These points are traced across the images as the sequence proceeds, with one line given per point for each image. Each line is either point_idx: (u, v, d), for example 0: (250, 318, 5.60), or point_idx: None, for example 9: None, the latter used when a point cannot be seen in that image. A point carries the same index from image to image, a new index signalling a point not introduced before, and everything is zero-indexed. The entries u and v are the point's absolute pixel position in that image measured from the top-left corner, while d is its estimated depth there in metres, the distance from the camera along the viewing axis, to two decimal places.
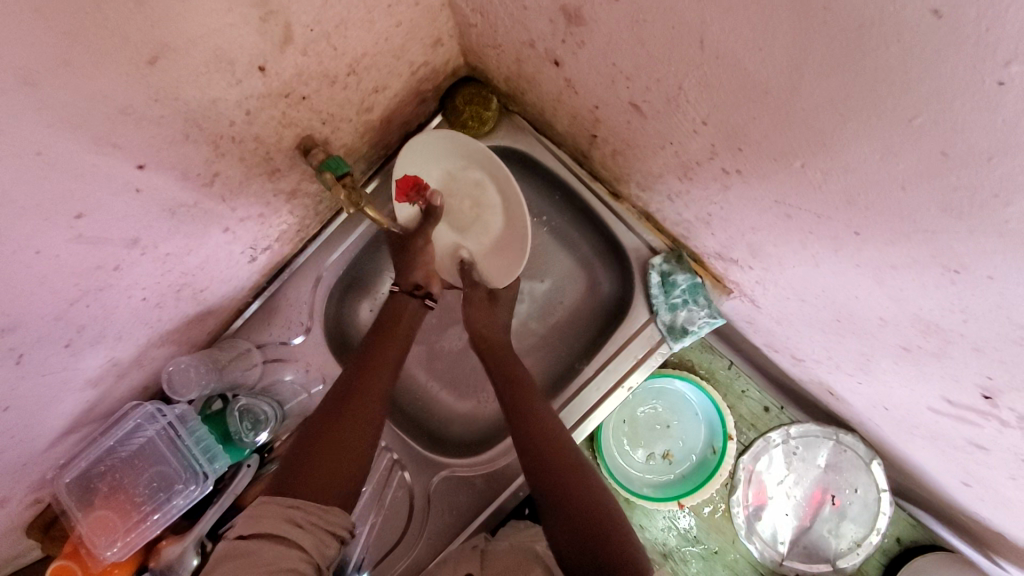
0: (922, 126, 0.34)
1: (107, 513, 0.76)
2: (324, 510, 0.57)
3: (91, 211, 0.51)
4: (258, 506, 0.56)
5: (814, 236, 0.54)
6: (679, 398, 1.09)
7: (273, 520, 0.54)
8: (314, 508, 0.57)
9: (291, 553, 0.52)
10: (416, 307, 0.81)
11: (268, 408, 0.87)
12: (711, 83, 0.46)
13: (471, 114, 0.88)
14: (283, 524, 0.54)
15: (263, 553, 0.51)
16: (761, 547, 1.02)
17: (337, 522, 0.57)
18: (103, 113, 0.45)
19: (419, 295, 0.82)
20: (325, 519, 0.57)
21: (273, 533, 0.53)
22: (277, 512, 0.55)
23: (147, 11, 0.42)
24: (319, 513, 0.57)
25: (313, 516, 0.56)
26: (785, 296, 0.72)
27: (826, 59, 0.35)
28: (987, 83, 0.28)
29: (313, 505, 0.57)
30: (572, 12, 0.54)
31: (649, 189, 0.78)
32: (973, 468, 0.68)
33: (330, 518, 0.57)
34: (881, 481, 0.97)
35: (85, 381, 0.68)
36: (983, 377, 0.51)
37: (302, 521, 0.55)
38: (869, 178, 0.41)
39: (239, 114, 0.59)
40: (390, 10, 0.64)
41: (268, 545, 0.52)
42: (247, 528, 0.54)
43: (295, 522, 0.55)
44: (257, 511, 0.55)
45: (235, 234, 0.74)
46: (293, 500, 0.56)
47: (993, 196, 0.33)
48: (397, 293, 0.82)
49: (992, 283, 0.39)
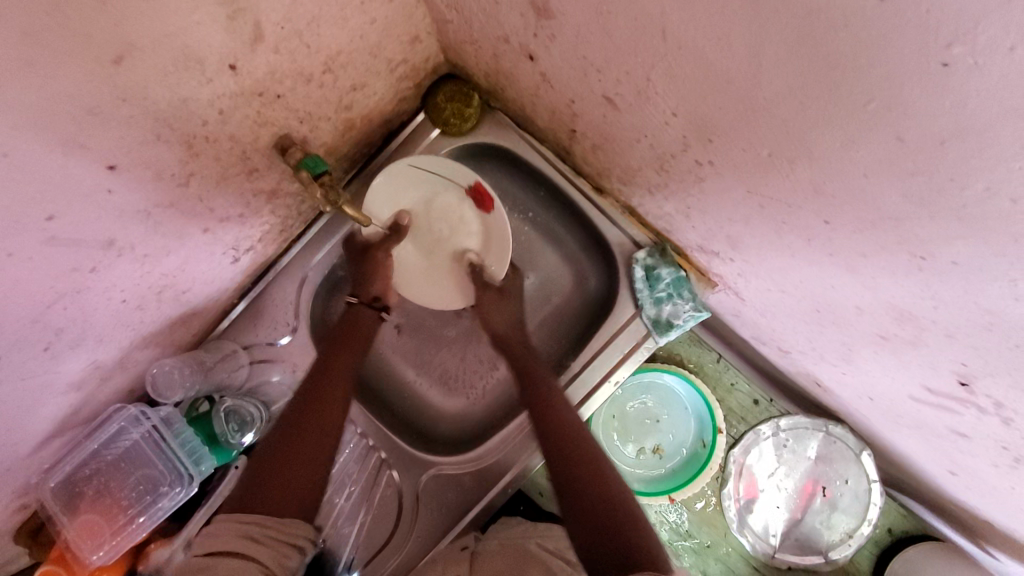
0: (877, 111, 0.34)
1: (92, 516, 0.76)
2: (283, 523, 0.56)
3: (63, 213, 0.51)
4: (215, 524, 0.54)
5: (787, 226, 0.54)
6: (668, 391, 1.09)
7: (227, 535, 0.53)
8: (271, 523, 0.56)
9: (247, 563, 0.50)
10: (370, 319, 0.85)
11: (254, 410, 0.87)
12: (677, 72, 0.47)
13: (453, 111, 0.88)
14: (236, 538, 0.53)
15: (219, 565, 0.49)
16: (753, 541, 1.02)
17: (297, 534, 0.56)
18: (70, 113, 0.45)
19: (375, 307, 0.86)
20: (284, 533, 0.56)
21: (229, 549, 0.51)
22: (232, 528, 0.54)
23: (110, 11, 0.42)
24: (277, 527, 0.56)
25: (268, 529, 0.55)
26: (767, 287, 0.72)
27: (782, 43, 0.35)
28: (932, 66, 0.29)
29: (269, 518, 0.56)
30: (541, 5, 0.54)
31: (629, 183, 0.77)
32: (957, 456, 0.68)
33: (287, 531, 0.56)
34: (871, 472, 0.97)
35: (68, 385, 0.68)
36: (958, 364, 0.51)
37: (259, 535, 0.54)
38: (833, 165, 0.41)
39: (212, 114, 0.59)
40: (363, 8, 0.64)
41: (225, 558, 0.50)
42: (204, 547, 0.52)
43: (251, 536, 0.54)
44: (213, 528, 0.54)
45: (215, 235, 0.74)
46: (250, 515, 0.55)
47: (950, 179, 0.34)
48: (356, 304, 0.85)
49: (957, 267, 0.39)
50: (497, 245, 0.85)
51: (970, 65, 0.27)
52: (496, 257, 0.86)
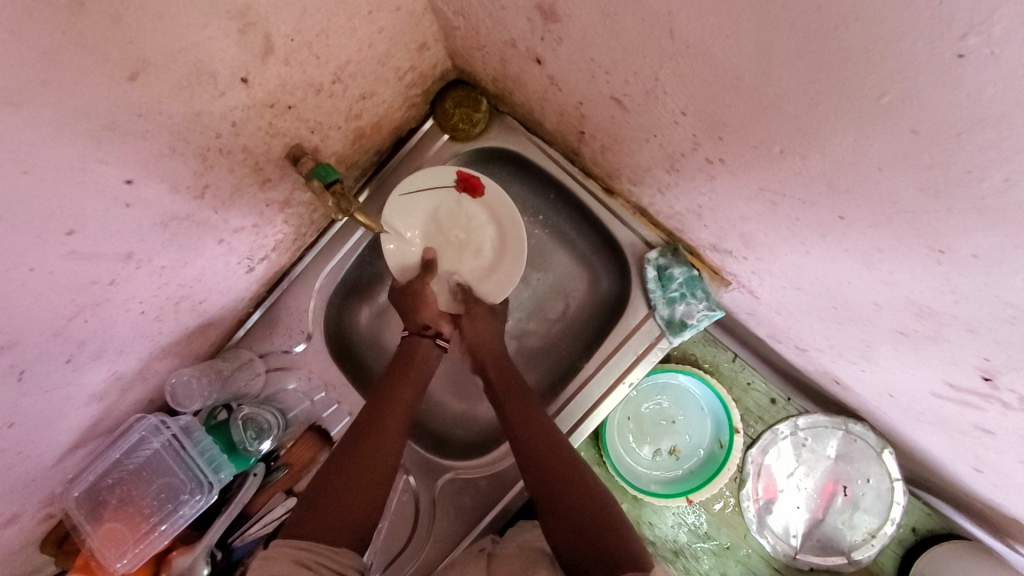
0: (890, 104, 0.34)
1: (116, 525, 0.77)
2: (334, 551, 0.59)
3: (82, 228, 0.52)
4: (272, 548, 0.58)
5: (801, 222, 0.53)
6: (684, 392, 1.08)
7: (285, 560, 0.56)
8: (323, 549, 0.59)
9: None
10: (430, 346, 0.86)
11: (271, 417, 0.87)
12: (686, 72, 0.47)
13: (461, 116, 0.89)
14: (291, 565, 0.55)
15: None
16: (774, 541, 1.00)
17: (347, 563, 0.59)
18: (88, 129, 0.46)
19: (431, 335, 0.87)
20: (337, 560, 0.58)
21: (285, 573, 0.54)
22: (287, 553, 0.57)
23: (124, 28, 0.43)
24: (329, 553, 0.59)
25: (320, 556, 0.58)
26: (782, 285, 0.71)
27: (792, 39, 0.35)
28: (946, 57, 0.29)
29: (321, 545, 0.59)
30: (547, 9, 0.54)
31: (640, 183, 0.77)
32: (982, 453, 0.67)
33: (341, 559, 0.59)
34: (893, 470, 0.96)
35: (89, 396, 0.69)
36: (981, 358, 0.50)
37: (311, 561, 0.57)
38: (846, 159, 0.41)
39: (226, 126, 0.60)
40: (370, 16, 0.65)
41: None
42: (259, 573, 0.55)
43: (306, 563, 0.56)
44: (269, 553, 0.57)
45: (230, 245, 0.75)
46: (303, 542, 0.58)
47: (967, 171, 0.34)
48: (409, 335, 0.87)
49: (977, 260, 0.39)
50: (512, 249, 0.88)
51: (984, 55, 0.27)
52: (496, 283, 0.89)
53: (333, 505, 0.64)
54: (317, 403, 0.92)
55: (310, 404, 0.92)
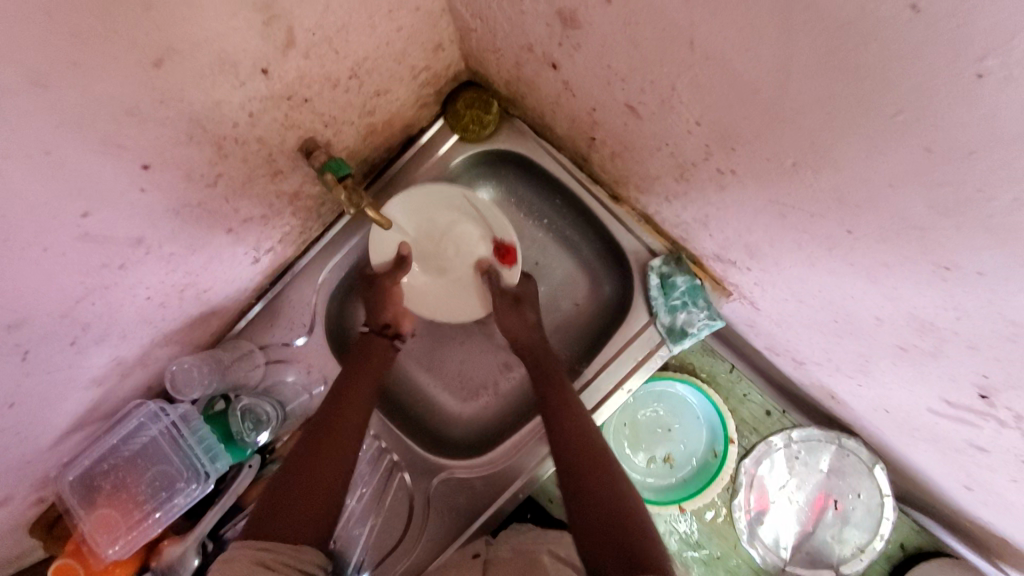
0: (906, 122, 0.35)
1: (108, 511, 0.76)
2: (295, 548, 0.57)
3: (97, 210, 0.52)
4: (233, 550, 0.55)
5: (809, 235, 0.54)
6: (679, 400, 1.09)
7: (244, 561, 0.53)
8: (284, 549, 0.57)
9: None
10: (385, 346, 0.86)
11: (269, 409, 0.87)
12: (703, 83, 0.48)
13: (471, 118, 0.90)
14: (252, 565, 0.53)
15: None
16: (763, 553, 1.01)
17: (309, 560, 0.57)
18: (111, 113, 0.47)
19: (387, 333, 0.88)
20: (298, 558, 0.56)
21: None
22: (247, 553, 0.54)
23: (153, 15, 0.44)
24: (293, 552, 0.57)
25: (282, 556, 0.56)
26: (784, 297, 0.72)
27: (813, 53, 0.36)
28: (967, 77, 0.30)
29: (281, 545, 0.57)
30: (568, 15, 0.55)
31: (647, 191, 0.78)
32: (974, 472, 0.68)
33: (302, 556, 0.57)
34: (884, 486, 0.96)
35: (90, 380, 0.69)
36: (981, 376, 0.51)
37: (273, 561, 0.55)
38: (859, 175, 0.42)
39: (243, 116, 0.60)
40: (390, 15, 0.65)
41: None
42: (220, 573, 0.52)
43: (265, 563, 0.54)
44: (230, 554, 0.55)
45: (238, 234, 0.75)
46: (263, 543, 0.56)
47: (978, 190, 0.35)
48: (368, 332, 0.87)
49: (982, 278, 0.40)
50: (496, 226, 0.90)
51: (1003, 77, 0.28)
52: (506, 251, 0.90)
53: (296, 504, 0.63)
54: (315, 397, 0.91)
55: (308, 397, 0.91)
